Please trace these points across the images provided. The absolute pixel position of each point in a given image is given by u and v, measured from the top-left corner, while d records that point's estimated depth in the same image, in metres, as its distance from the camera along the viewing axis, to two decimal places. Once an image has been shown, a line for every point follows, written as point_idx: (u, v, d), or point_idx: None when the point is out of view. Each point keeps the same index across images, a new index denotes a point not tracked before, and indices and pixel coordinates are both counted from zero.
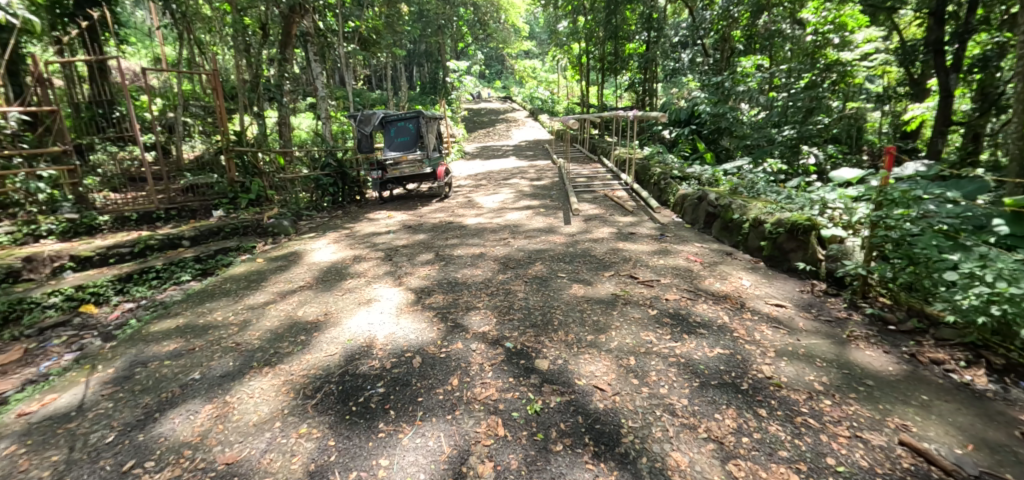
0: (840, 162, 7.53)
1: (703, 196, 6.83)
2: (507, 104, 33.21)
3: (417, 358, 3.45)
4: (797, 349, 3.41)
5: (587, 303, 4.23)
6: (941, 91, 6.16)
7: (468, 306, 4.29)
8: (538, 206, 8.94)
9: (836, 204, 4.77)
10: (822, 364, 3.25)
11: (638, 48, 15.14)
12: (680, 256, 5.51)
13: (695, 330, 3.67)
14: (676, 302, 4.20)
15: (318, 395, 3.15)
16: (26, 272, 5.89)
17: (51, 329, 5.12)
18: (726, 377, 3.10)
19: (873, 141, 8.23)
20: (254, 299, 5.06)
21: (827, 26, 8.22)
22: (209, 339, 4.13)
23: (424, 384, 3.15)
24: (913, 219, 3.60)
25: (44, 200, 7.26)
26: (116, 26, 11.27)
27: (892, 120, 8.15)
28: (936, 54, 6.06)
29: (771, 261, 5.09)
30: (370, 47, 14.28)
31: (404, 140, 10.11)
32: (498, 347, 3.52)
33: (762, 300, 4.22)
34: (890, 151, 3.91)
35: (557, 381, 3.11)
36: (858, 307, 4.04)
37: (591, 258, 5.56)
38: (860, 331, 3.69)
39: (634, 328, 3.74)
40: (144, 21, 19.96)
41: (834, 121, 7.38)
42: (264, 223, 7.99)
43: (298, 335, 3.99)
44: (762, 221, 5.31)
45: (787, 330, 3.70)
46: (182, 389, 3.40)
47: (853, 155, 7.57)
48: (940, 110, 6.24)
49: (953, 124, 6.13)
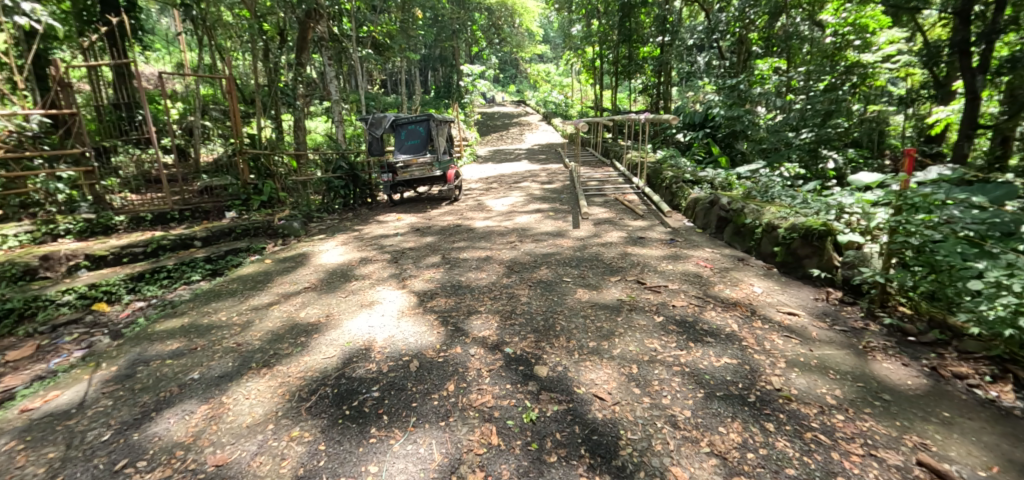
0: (861, 166, 7.63)
1: (716, 201, 6.66)
2: (519, 108, 33.24)
3: (415, 362, 3.38)
4: (810, 360, 3.26)
5: (592, 309, 4.13)
6: (967, 93, 5.89)
7: (469, 310, 4.20)
8: (548, 209, 8.84)
9: (853, 208, 4.65)
10: (836, 376, 3.09)
11: (652, 51, 15.03)
12: (690, 261, 5.37)
13: (702, 338, 3.54)
14: (683, 308, 4.06)
15: (313, 398, 3.08)
16: (43, 270, 6.02)
17: (64, 326, 5.22)
18: (733, 388, 2.95)
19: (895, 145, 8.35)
20: (259, 299, 5.06)
21: (847, 27, 8.40)
22: (211, 339, 4.11)
23: (419, 389, 3.08)
24: (934, 225, 3.49)
25: (63, 200, 7.47)
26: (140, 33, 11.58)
27: (917, 124, 8.04)
28: (961, 54, 5.79)
29: (784, 267, 4.92)
30: (384, 52, 14.40)
31: (415, 143, 9.95)
32: (498, 353, 3.43)
33: (773, 308, 4.06)
34: (909, 152, 3.79)
35: (556, 389, 3.00)
36: (874, 316, 3.88)
37: (599, 262, 5.46)
38: (877, 342, 3.52)
39: (638, 335, 3.63)
40: (167, 27, 20.53)
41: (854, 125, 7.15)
42: (275, 225, 8.02)
43: (298, 337, 3.96)
44: (775, 226, 5.16)
45: (800, 339, 3.55)
46: (180, 389, 3.34)
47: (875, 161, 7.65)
48: (966, 113, 5.98)
49: (979, 126, 5.89)
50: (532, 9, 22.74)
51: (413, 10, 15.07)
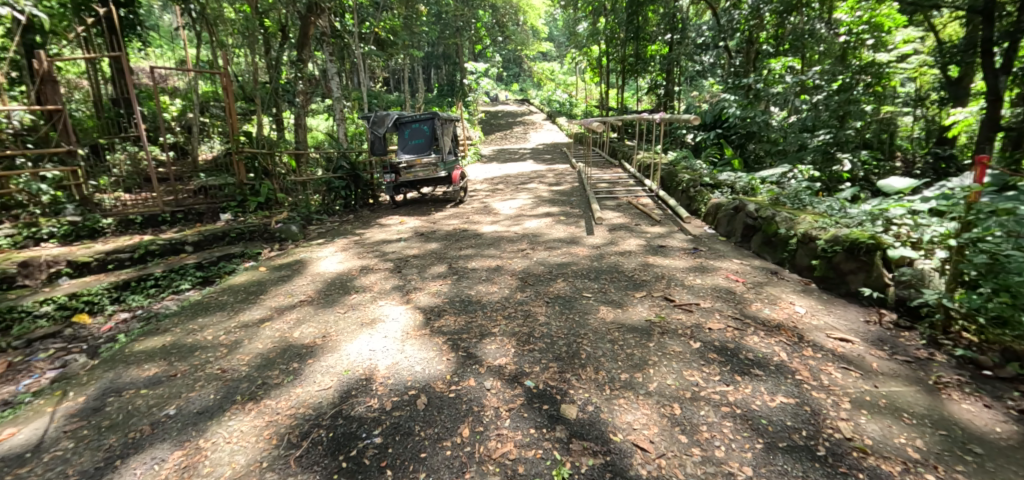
0: (874, 170, 7.15)
1: (741, 207, 6.21)
2: (524, 107, 32.76)
3: (422, 398, 2.96)
4: (877, 400, 2.84)
5: (619, 332, 3.69)
6: (989, 95, 5.46)
7: (481, 332, 3.77)
8: (558, 213, 8.41)
9: (902, 220, 4.27)
10: (912, 421, 2.68)
11: (661, 49, 14.59)
12: (719, 274, 4.94)
13: (749, 370, 3.10)
14: (721, 333, 3.61)
15: (304, 444, 2.66)
16: (20, 279, 5.62)
17: (40, 341, 4.81)
18: (795, 437, 2.55)
19: (906, 147, 7.93)
20: (249, 314, 4.64)
21: (861, 26, 8.25)
22: (193, 364, 3.70)
23: (429, 434, 2.66)
24: (1014, 242, 3.08)
25: (47, 202, 7.04)
26: (141, 28, 11.12)
27: (926, 125, 7.89)
28: (984, 55, 5.35)
29: (825, 283, 4.47)
30: (388, 48, 13.98)
31: (418, 142, 9.51)
32: (517, 387, 3.02)
33: (822, 332, 3.63)
34: (982, 159, 3.35)
35: (588, 436, 2.59)
36: (939, 345, 3.44)
37: (619, 275, 5.02)
38: (949, 377, 3.10)
39: (676, 365, 3.20)
40: (170, 24, 20.35)
41: (868, 125, 7.04)
42: (271, 228, 7.60)
43: (291, 362, 3.54)
44: (813, 237, 4.71)
45: (860, 371, 3.13)
46: (152, 428, 2.93)
47: (886, 164, 7.25)
48: (987, 115, 5.52)
49: (1003, 130, 5.47)
50: (536, 6, 22.27)
51: (417, 6, 14.63)
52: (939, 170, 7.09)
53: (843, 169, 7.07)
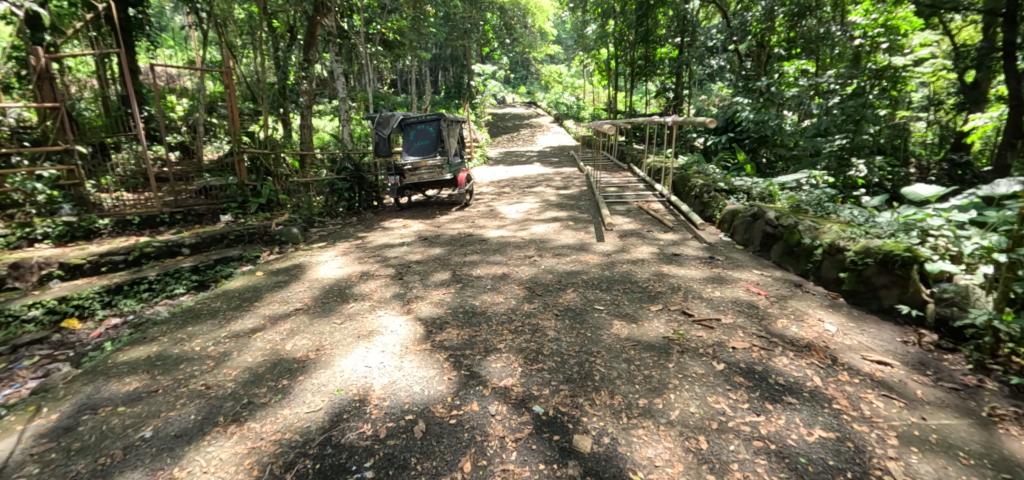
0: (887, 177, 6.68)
1: (760, 214, 5.89)
2: (531, 110, 32.45)
3: (420, 424, 2.70)
4: (927, 435, 2.56)
5: (635, 350, 3.40)
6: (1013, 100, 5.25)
7: (486, 348, 3.50)
8: (566, 217, 8.13)
9: (941, 231, 3.95)
10: (969, 462, 2.40)
11: (670, 52, 14.30)
12: (739, 286, 4.63)
13: (781, 397, 2.81)
14: (747, 353, 3.31)
15: (287, 477, 2.42)
16: (11, 281, 5.42)
17: (26, 347, 4.59)
18: None
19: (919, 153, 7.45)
20: (242, 324, 4.39)
21: (878, 29, 7.91)
22: (177, 378, 3.45)
23: (426, 468, 2.41)
24: None
25: (43, 201, 6.83)
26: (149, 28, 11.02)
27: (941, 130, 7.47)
28: (1007, 58, 5.09)
29: (854, 297, 4.15)
30: (394, 49, 13.77)
31: (423, 144, 9.25)
32: (525, 413, 2.75)
33: (856, 353, 3.33)
34: None
35: (604, 475, 2.33)
36: (988, 371, 3.13)
37: (633, 285, 4.73)
38: (1004, 408, 2.79)
39: (699, 390, 2.91)
40: (179, 24, 20.31)
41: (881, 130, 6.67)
42: (271, 230, 7.37)
43: (280, 379, 3.27)
44: (841, 248, 4.38)
45: (904, 400, 2.83)
46: (125, 453, 2.69)
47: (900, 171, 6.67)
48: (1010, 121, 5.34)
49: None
50: (545, 9, 22.06)
51: (424, 7, 14.42)
52: (955, 176, 6.74)
53: (859, 174, 6.67)
